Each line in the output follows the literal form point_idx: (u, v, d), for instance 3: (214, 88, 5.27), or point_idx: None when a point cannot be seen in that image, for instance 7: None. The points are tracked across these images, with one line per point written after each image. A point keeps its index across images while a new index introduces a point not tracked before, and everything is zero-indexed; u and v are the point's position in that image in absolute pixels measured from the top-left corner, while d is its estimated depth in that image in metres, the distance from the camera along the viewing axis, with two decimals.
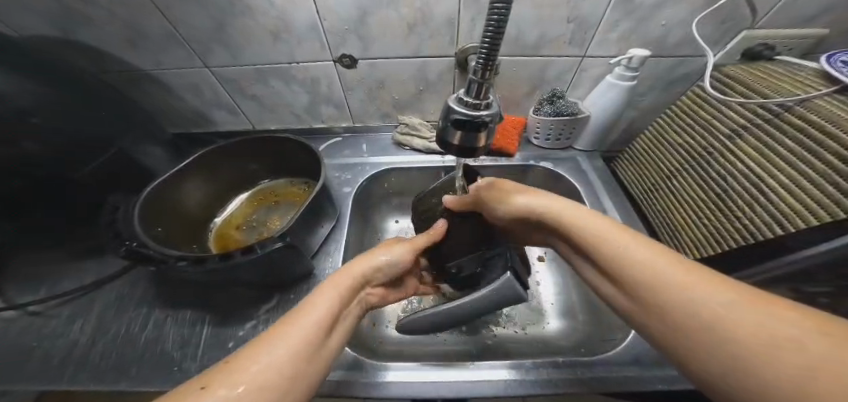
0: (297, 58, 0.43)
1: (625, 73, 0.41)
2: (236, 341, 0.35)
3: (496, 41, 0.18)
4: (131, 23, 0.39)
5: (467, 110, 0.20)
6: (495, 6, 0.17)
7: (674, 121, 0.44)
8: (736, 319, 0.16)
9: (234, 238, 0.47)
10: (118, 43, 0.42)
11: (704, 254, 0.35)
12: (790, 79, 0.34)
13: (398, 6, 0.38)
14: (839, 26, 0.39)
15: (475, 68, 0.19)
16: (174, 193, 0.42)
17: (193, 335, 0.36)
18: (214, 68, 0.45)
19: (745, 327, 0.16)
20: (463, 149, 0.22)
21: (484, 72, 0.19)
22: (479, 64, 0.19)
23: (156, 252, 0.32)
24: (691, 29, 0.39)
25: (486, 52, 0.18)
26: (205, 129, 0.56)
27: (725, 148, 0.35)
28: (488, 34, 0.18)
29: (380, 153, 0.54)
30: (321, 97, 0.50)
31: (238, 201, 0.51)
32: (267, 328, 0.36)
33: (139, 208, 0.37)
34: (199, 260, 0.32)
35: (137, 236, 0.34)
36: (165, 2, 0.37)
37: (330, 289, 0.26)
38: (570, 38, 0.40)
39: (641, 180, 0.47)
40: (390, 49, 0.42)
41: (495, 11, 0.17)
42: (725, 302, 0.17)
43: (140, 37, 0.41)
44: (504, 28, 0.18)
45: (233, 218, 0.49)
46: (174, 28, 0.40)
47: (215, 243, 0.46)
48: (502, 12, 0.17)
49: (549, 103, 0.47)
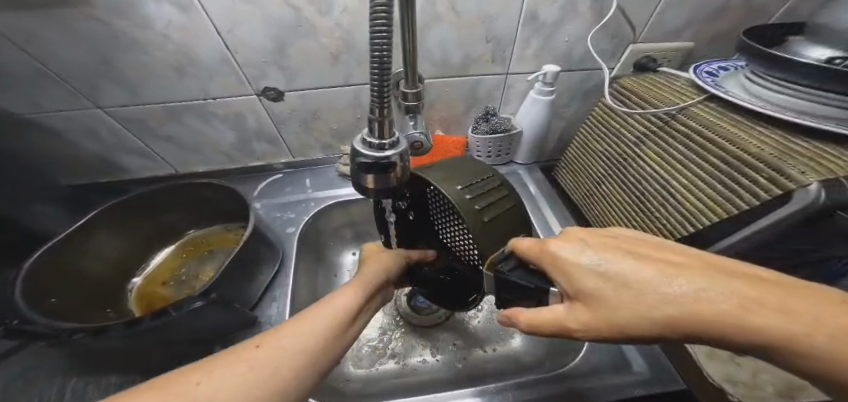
0: (214, 93, 0.40)
1: (544, 88, 0.44)
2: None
3: (385, 79, 0.17)
4: None
5: (373, 153, 0.20)
6: (374, 47, 0.16)
7: (592, 130, 0.48)
8: None
9: (158, 296, 0.41)
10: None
11: None
12: (670, 88, 0.40)
13: (316, 36, 0.37)
14: (701, 40, 0.46)
15: (372, 108, 0.19)
16: (75, 255, 0.36)
17: None
18: (112, 108, 0.40)
19: None
20: (379, 191, 0.22)
21: (382, 112, 0.19)
22: (375, 104, 0.19)
23: (45, 328, 0.26)
24: (589, 44, 0.44)
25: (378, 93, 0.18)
26: (117, 176, 0.49)
27: (636, 154, 0.39)
28: (375, 73, 0.17)
29: (325, 187, 0.52)
30: (251, 132, 0.47)
31: (164, 254, 0.45)
32: None
33: (21, 281, 0.30)
34: (100, 331, 0.26)
35: (19, 312, 0.28)
36: (34, 37, 0.32)
37: (297, 329, 0.21)
38: (489, 57, 0.43)
39: (579, 186, 0.50)
40: (315, 78, 0.41)
41: (377, 47, 0.16)
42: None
43: (9, 76, 0.35)
44: (389, 65, 0.17)
45: (157, 274, 0.43)
46: (45, 64, 0.34)
47: (136, 306, 0.40)
48: (382, 50, 0.16)
49: (484, 121, 0.49)
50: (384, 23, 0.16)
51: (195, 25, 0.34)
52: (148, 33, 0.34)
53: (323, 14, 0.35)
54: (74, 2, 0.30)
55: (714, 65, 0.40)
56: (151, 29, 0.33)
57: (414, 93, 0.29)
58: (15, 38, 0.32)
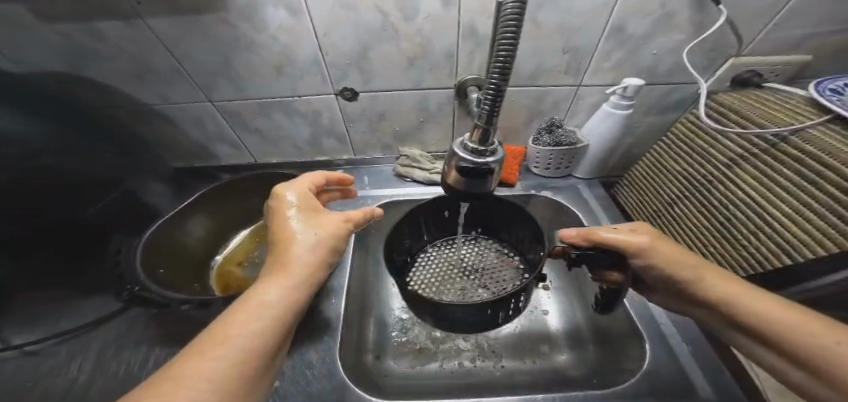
0: (301, 92, 0.45)
1: (621, 101, 0.42)
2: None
3: (501, 89, 0.19)
4: (139, 60, 0.40)
5: (473, 157, 0.21)
6: (495, 60, 0.18)
7: (671, 147, 0.45)
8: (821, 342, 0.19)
9: (236, 275, 0.45)
10: (123, 78, 0.42)
11: None
12: (783, 107, 0.35)
13: (399, 41, 0.39)
14: (814, 55, 0.41)
15: (479, 115, 0.20)
16: (179, 231, 0.43)
17: None
18: (218, 102, 0.46)
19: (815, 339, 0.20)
20: (467, 193, 0.23)
21: (489, 119, 0.20)
22: (484, 111, 0.20)
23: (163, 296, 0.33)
24: (681, 56, 0.41)
25: (491, 101, 0.19)
26: (209, 162, 0.57)
27: (727, 175, 0.35)
28: (494, 79, 0.19)
29: (382, 185, 0.54)
30: (324, 130, 0.51)
31: (240, 237, 0.50)
32: None
33: (142, 250, 0.37)
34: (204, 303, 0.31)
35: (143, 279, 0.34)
36: (174, 40, 0.38)
37: (242, 332, 0.18)
38: (566, 67, 0.42)
39: (645, 205, 0.47)
40: (390, 81, 0.43)
41: (500, 58, 0.18)
42: (791, 322, 0.21)
43: (149, 72, 0.41)
44: (508, 74, 0.18)
45: (234, 255, 0.48)
46: (178, 64, 0.41)
47: (216, 281, 0.45)
48: (504, 62, 0.18)
49: (547, 132, 0.48)
50: (510, 39, 0.18)
51: (298, 31, 0.38)
52: (260, 37, 0.38)
53: (408, 21, 0.37)
54: (213, 9, 0.35)
55: (839, 82, 0.35)
56: (262, 33, 0.38)
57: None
58: (163, 42, 0.38)
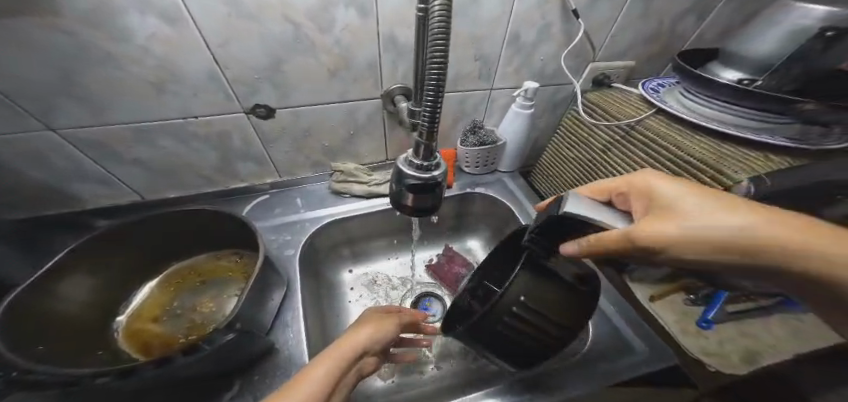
0: (196, 111, 0.38)
1: (525, 102, 0.49)
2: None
3: (437, 106, 0.20)
4: None
5: (419, 173, 0.22)
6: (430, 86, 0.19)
7: (563, 140, 0.55)
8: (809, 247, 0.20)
9: (153, 334, 0.37)
10: None
11: None
12: (626, 103, 0.47)
13: (315, 53, 0.37)
14: (638, 61, 0.57)
15: (421, 132, 0.21)
16: (49, 297, 0.30)
17: None
18: (70, 129, 0.35)
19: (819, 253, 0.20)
20: (417, 210, 0.23)
21: (430, 136, 0.21)
22: (425, 128, 0.21)
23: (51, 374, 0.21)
24: (559, 62, 0.50)
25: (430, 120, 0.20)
26: (71, 207, 0.43)
27: (605, 159, 0.45)
28: (430, 98, 0.20)
29: (318, 206, 0.50)
30: (236, 153, 0.44)
31: (148, 290, 0.41)
32: None
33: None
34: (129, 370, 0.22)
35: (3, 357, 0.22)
36: None
37: (320, 368, 0.24)
38: (479, 74, 0.47)
39: (556, 189, 0.57)
40: (311, 95, 0.41)
41: (434, 77, 0.19)
42: (774, 232, 0.20)
43: None
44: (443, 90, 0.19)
45: (145, 311, 0.39)
46: None
47: (130, 344, 0.35)
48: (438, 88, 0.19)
49: (472, 133, 0.53)
50: (441, 56, 0.19)
51: (182, 41, 0.32)
52: (126, 48, 0.31)
53: (323, 31, 0.35)
54: (44, 9, 0.26)
55: (654, 82, 0.50)
56: (129, 43, 0.30)
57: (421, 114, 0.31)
58: None
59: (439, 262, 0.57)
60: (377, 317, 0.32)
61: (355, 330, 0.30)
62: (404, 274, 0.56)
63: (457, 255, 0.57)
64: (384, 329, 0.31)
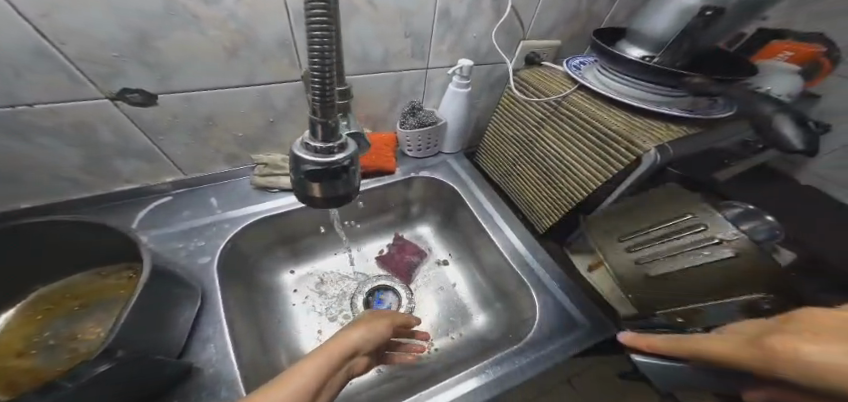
0: (29, 97, 0.28)
1: (461, 81, 0.47)
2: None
3: (326, 79, 0.16)
4: None
5: (319, 158, 0.18)
6: (312, 46, 0.15)
7: (501, 119, 0.55)
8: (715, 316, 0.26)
9: (10, 372, 0.27)
10: None
11: (554, 220, 0.46)
12: (553, 79, 0.49)
13: (202, 27, 0.30)
14: (563, 41, 0.59)
15: (314, 109, 0.17)
16: None
17: None
18: None
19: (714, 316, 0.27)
20: (328, 199, 0.20)
21: (325, 114, 0.17)
22: (317, 104, 0.17)
23: None
24: (491, 40, 0.50)
25: (320, 95, 0.16)
26: None
27: (538, 135, 0.47)
28: (315, 68, 0.15)
29: (241, 205, 0.43)
30: (112, 147, 0.35)
31: (5, 323, 0.31)
32: None
33: None
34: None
35: None
36: None
37: (307, 367, 0.21)
38: (411, 51, 0.44)
39: (498, 167, 0.58)
40: (208, 75, 0.33)
41: (316, 41, 0.15)
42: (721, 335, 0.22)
43: None
44: (331, 60, 0.15)
45: (1, 348, 0.29)
46: None
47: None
48: (324, 49, 0.15)
49: (411, 115, 0.50)
50: (322, 13, 0.14)
51: None
52: None
53: (208, 2, 0.28)
54: None
55: (576, 60, 0.53)
56: None
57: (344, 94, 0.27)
58: None
59: (390, 253, 0.54)
60: (375, 319, 0.30)
61: (347, 331, 0.27)
62: (353, 269, 0.52)
63: (407, 243, 0.56)
64: (372, 330, 0.29)
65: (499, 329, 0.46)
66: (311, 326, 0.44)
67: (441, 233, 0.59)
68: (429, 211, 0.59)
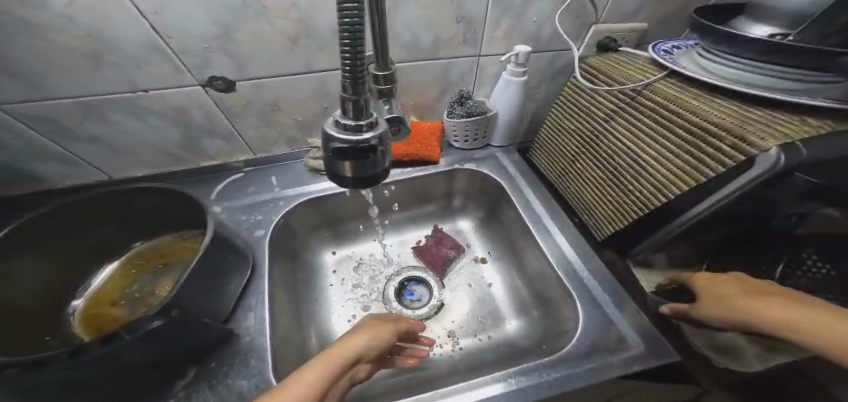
0: (143, 83, 0.33)
1: (516, 69, 0.43)
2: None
3: (355, 51, 0.15)
4: None
5: (348, 136, 0.18)
6: (342, 20, 0.14)
7: (562, 113, 0.50)
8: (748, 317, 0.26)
9: (108, 318, 0.34)
10: None
11: (617, 228, 0.40)
12: (633, 66, 0.42)
13: (269, 16, 0.32)
14: (651, 21, 0.50)
15: (344, 85, 0.16)
16: None
17: None
18: (7, 106, 0.31)
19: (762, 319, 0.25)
20: (358, 179, 0.20)
21: (355, 90, 0.16)
22: (346, 80, 0.16)
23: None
24: (555, 25, 0.44)
25: (350, 71, 0.15)
26: (30, 188, 0.38)
27: (607, 130, 0.41)
28: (344, 41, 0.15)
29: (295, 184, 0.47)
30: (199, 129, 0.40)
31: (109, 272, 0.38)
32: None
33: None
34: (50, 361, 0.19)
35: None
36: None
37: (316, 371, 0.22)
38: (463, 38, 0.42)
39: (554, 165, 0.52)
40: (274, 64, 0.36)
41: (346, 13, 0.14)
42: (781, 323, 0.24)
43: None
44: (360, 34, 0.15)
45: (104, 293, 0.36)
46: None
47: (88, 326, 0.33)
48: (354, 23, 0.14)
49: (459, 104, 0.48)
50: None
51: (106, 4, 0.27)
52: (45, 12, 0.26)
53: None
54: None
55: (667, 44, 0.44)
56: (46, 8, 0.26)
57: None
58: None
59: (427, 244, 0.54)
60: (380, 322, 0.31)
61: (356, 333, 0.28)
62: (389, 256, 0.53)
63: (446, 237, 0.54)
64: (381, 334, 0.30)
65: (533, 337, 0.42)
66: (349, 307, 0.46)
67: (481, 230, 0.56)
68: (471, 206, 0.57)
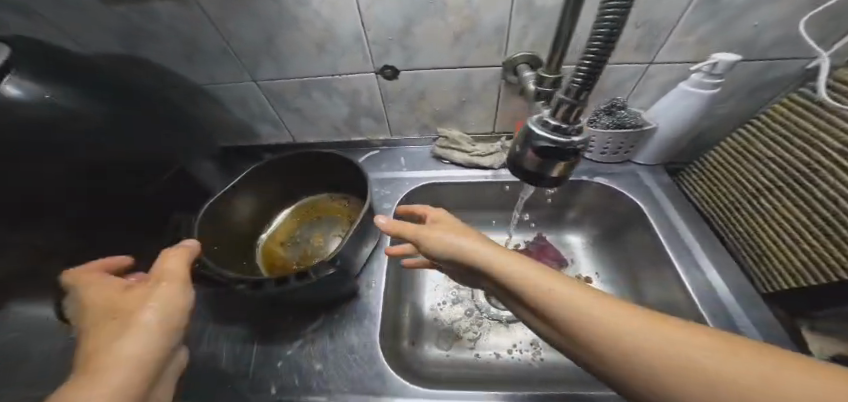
0: (341, 70, 0.41)
1: (705, 80, 0.35)
2: (285, 362, 0.35)
3: (601, 56, 0.15)
4: (191, 38, 0.36)
5: (554, 137, 0.18)
6: (600, 25, 0.15)
7: (761, 134, 0.39)
8: (648, 339, 0.16)
9: (279, 255, 0.45)
10: (175, 58, 0.39)
11: (809, 282, 0.31)
12: None
13: (445, 15, 0.35)
14: None
15: (570, 87, 0.17)
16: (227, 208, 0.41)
17: (246, 352, 0.36)
18: (262, 82, 0.42)
19: (650, 340, 0.16)
20: (540, 179, 0.21)
21: (581, 92, 0.17)
22: (577, 82, 0.16)
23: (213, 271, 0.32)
24: (794, 28, 0.32)
25: (584, 73, 0.16)
26: (251, 141, 0.53)
27: (841, 164, 0.30)
28: (594, 46, 0.15)
29: (418, 168, 0.52)
30: (361, 109, 0.48)
31: (282, 217, 0.50)
32: (314, 350, 0.35)
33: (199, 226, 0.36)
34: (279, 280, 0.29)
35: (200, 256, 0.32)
36: (222, 16, 0.34)
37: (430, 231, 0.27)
38: (637, 43, 0.36)
39: (719, 194, 0.43)
40: (434, 57, 0.40)
41: (604, 20, 0.15)
42: (700, 344, 0.15)
43: (200, 52, 0.38)
44: (612, 43, 0.15)
45: (277, 234, 0.48)
46: (228, 44, 0.37)
47: (267, 258, 0.45)
48: (610, 27, 0.15)
49: (607, 113, 0.42)
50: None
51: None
52: (304, 11, 0.34)
53: None
54: None
55: None
56: (306, 7, 0.33)
57: (551, 82, 0.29)
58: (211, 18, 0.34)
59: (527, 251, 0.52)
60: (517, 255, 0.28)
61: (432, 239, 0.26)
62: None
63: (550, 247, 0.51)
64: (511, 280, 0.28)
65: None
66: (447, 290, 0.50)
67: (592, 249, 0.51)
68: (586, 225, 0.51)
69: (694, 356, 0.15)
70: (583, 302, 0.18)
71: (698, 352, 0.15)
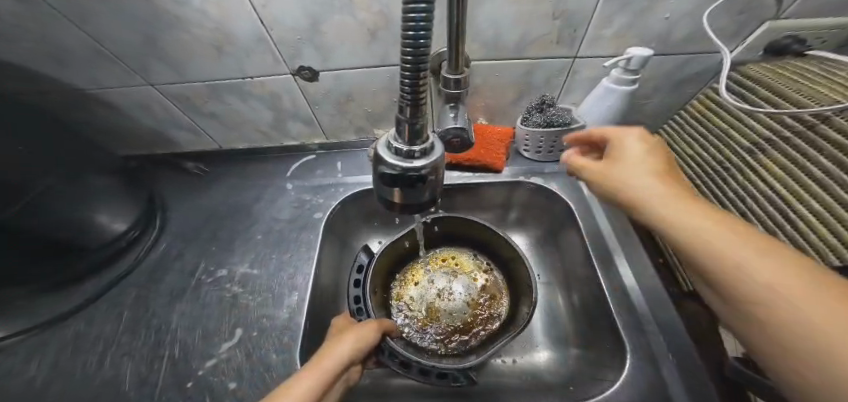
0: (250, 72, 0.38)
1: (623, 76, 0.35)
2: (195, 382, 0.31)
3: (418, 73, 0.14)
4: (47, 39, 0.32)
5: (399, 161, 0.16)
6: (406, 39, 0.13)
7: (683, 131, 0.40)
8: (758, 267, 0.14)
9: None
10: (40, 61, 0.35)
11: None
12: (829, 80, 0.28)
13: (353, 10, 0.32)
14: None
15: (402, 106, 0.15)
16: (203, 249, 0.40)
17: (152, 375, 0.32)
18: (160, 85, 0.39)
19: (754, 269, 0.14)
20: (405, 207, 0.18)
21: (412, 111, 0.15)
22: (404, 101, 0.15)
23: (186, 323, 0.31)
24: (699, 22, 0.33)
25: (407, 92, 0.14)
26: (170, 149, 0.50)
27: (748, 164, 0.30)
28: (407, 65, 0.14)
29: (355, 172, 0.50)
30: (287, 113, 0.45)
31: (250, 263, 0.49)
32: (228, 367, 0.32)
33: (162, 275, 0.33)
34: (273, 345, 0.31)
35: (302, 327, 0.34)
36: (83, 14, 0.30)
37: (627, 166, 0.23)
38: (556, 37, 0.34)
39: None
40: (350, 58, 0.37)
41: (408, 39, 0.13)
42: (770, 269, 0.14)
43: (68, 54, 0.34)
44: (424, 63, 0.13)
45: None
46: (98, 42, 0.33)
47: None
48: (418, 42, 0.13)
49: (538, 111, 0.41)
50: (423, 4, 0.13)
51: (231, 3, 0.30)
52: (184, 11, 0.31)
53: None
54: None
55: None
56: (185, 6, 0.30)
57: (458, 82, 0.26)
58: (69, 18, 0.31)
59: None
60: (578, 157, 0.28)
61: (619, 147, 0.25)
62: None
63: None
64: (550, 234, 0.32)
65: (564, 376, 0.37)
66: None
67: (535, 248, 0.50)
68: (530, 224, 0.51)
69: (773, 294, 0.13)
70: (761, 270, 0.14)
71: (783, 286, 0.13)
